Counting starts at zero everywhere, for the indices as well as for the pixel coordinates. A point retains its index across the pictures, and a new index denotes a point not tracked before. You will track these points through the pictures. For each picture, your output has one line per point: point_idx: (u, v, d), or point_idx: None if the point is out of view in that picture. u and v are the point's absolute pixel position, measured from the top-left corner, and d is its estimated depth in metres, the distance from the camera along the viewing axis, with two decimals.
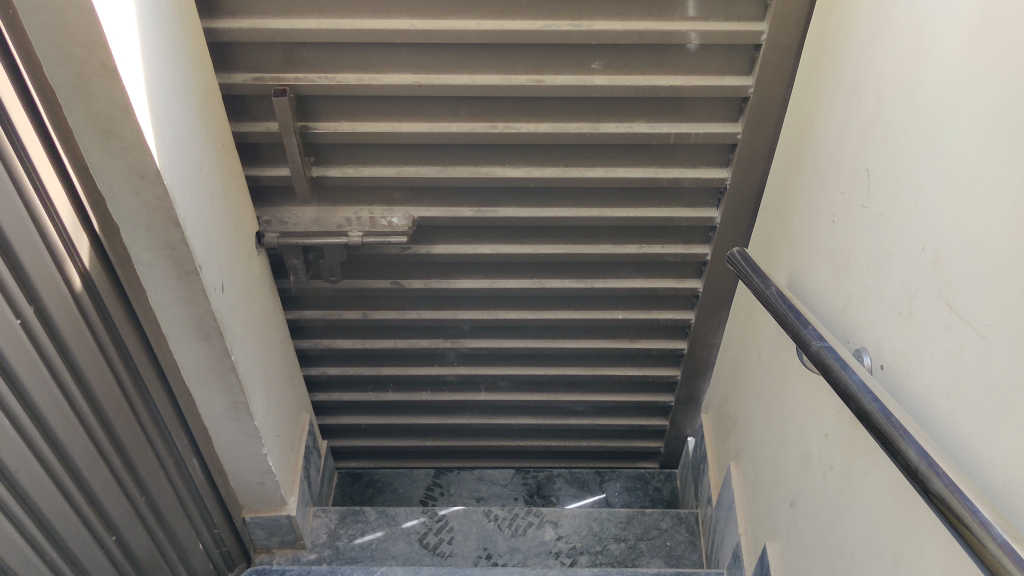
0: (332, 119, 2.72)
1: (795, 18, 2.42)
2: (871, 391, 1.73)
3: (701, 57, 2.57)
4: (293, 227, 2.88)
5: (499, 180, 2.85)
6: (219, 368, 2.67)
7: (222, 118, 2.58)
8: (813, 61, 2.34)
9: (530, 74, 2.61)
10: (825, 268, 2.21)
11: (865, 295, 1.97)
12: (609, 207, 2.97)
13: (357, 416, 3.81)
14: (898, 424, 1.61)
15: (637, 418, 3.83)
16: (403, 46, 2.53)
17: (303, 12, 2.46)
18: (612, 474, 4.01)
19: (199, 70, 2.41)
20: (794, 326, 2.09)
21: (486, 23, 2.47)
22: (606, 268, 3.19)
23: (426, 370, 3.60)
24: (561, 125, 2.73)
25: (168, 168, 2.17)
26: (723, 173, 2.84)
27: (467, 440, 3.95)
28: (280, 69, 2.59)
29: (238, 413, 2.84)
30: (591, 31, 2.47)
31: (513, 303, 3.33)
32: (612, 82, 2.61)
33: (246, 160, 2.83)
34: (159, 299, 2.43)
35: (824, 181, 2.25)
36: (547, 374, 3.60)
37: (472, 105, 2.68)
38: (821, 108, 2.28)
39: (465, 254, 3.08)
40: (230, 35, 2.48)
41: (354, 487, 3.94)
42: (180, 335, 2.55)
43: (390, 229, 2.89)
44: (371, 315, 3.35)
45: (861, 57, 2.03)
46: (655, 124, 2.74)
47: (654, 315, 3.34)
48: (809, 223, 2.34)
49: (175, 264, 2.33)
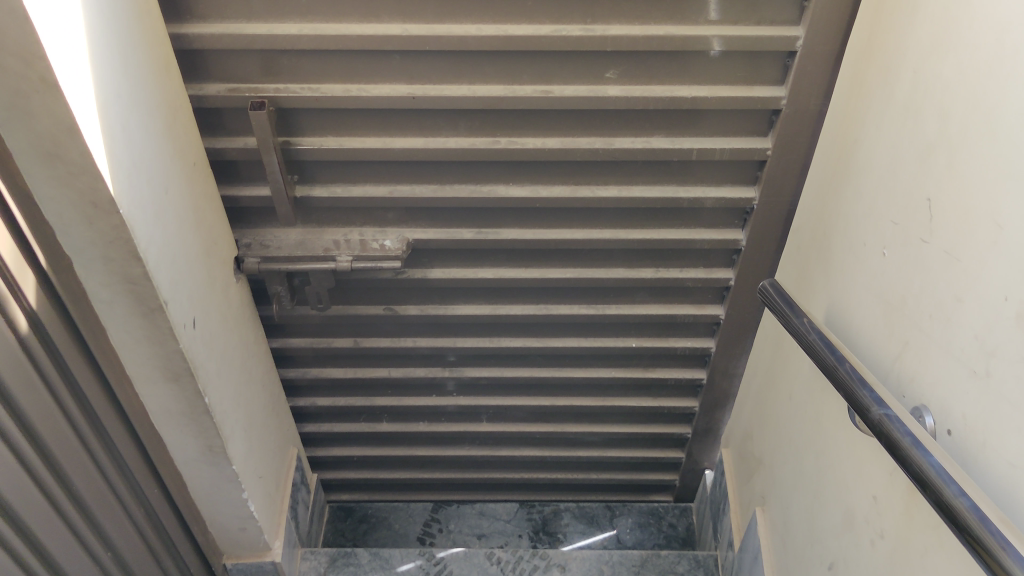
0: (317, 133, 2.45)
1: (835, 23, 2.16)
2: (954, 478, 1.43)
3: (728, 64, 2.30)
4: (276, 250, 2.62)
5: (502, 200, 2.57)
6: (192, 412, 2.40)
7: (194, 133, 2.32)
8: (857, 71, 2.07)
9: (536, 84, 2.34)
10: (873, 306, 1.95)
11: (927, 345, 1.70)
12: (623, 229, 2.70)
13: (349, 448, 3.55)
14: (996, 529, 1.31)
15: (650, 450, 3.56)
16: (395, 54, 2.26)
17: (283, 16, 2.19)
18: (623, 508, 3.74)
19: (165, 82, 2.14)
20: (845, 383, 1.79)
21: (487, 28, 2.20)
22: (619, 293, 2.92)
23: (424, 400, 3.34)
24: (571, 140, 2.46)
25: (125, 194, 1.90)
26: (750, 192, 2.57)
27: (467, 473, 3.68)
28: (258, 78, 2.33)
29: (214, 458, 2.57)
30: (605, 37, 2.20)
31: (516, 330, 3.06)
32: (629, 93, 2.33)
33: (222, 178, 2.56)
34: (121, 338, 2.17)
35: (870, 210, 1.99)
36: (553, 405, 3.32)
37: (472, 117, 2.41)
38: (867, 123, 2.01)
39: (464, 280, 2.81)
40: (201, 42, 2.21)
41: (346, 522, 3.68)
42: (147, 377, 2.28)
43: (383, 253, 2.63)
44: (363, 344, 3.09)
45: (920, 68, 1.76)
46: (674, 139, 2.47)
47: (670, 343, 3.07)
48: (852, 255, 2.07)
49: (138, 300, 2.07)
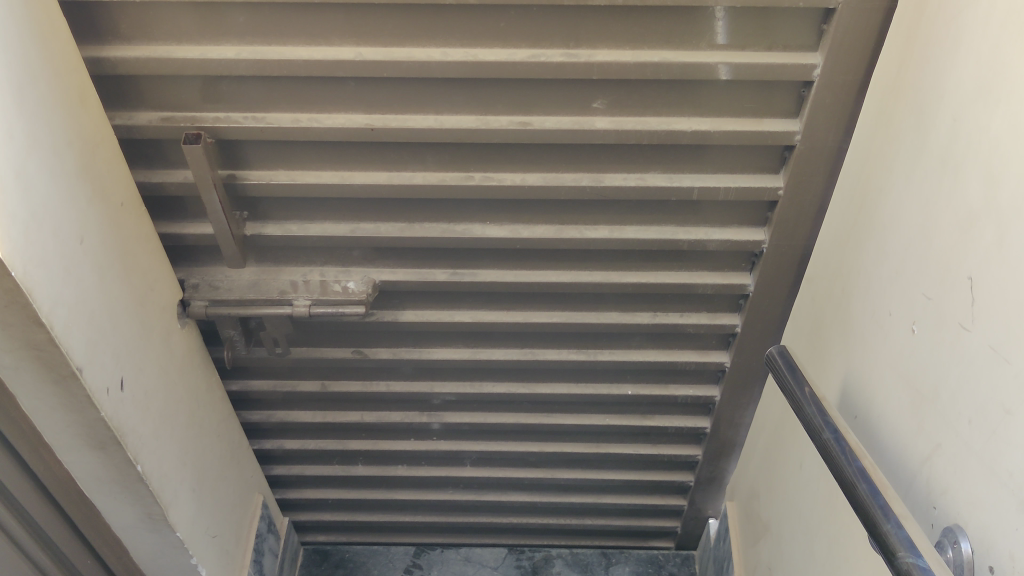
0: (266, 167, 2.16)
1: (860, 47, 1.85)
2: None
3: (733, 94, 1.99)
4: (226, 293, 2.35)
5: (478, 241, 2.28)
6: (125, 480, 2.12)
7: (120, 168, 2.04)
8: (885, 108, 1.76)
9: (513, 114, 2.04)
10: (898, 391, 1.65)
11: (965, 455, 1.40)
12: (616, 271, 2.40)
13: (323, 490, 3.28)
14: None
15: (650, 497, 3.28)
16: (350, 80, 1.97)
17: (219, 37, 1.91)
18: (620, 556, 3.46)
19: (78, 113, 1.85)
20: (866, 509, 1.50)
21: (455, 52, 1.91)
22: (613, 338, 2.63)
23: (401, 444, 3.07)
24: (555, 176, 2.16)
25: (18, 252, 1.60)
26: (758, 234, 2.27)
27: (452, 517, 3.39)
28: (195, 106, 2.04)
29: (155, 526, 2.29)
30: (591, 63, 1.90)
31: (501, 375, 2.79)
32: (619, 125, 2.03)
33: (163, 215, 2.29)
34: (33, 405, 1.89)
35: (898, 275, 1.68)
36: (542, 452, 3.05)
37: (441, 151, 2.11)
38: (896, 171, 1.71)
39: (439, 323, 2.52)
40: (125, 67, 1.93)
41: (321, 567, 3.42)
42: (69, 444, 2.01)
43: (345, 297, 2.34)
44: (332, 387, 2.82)
45: (962, 115, 1.45)
46: (673, 176, 2.16)
47: (670, 390, 2.80)
48: (876, 323, 1.77)
49: (47, 367, 1.79)
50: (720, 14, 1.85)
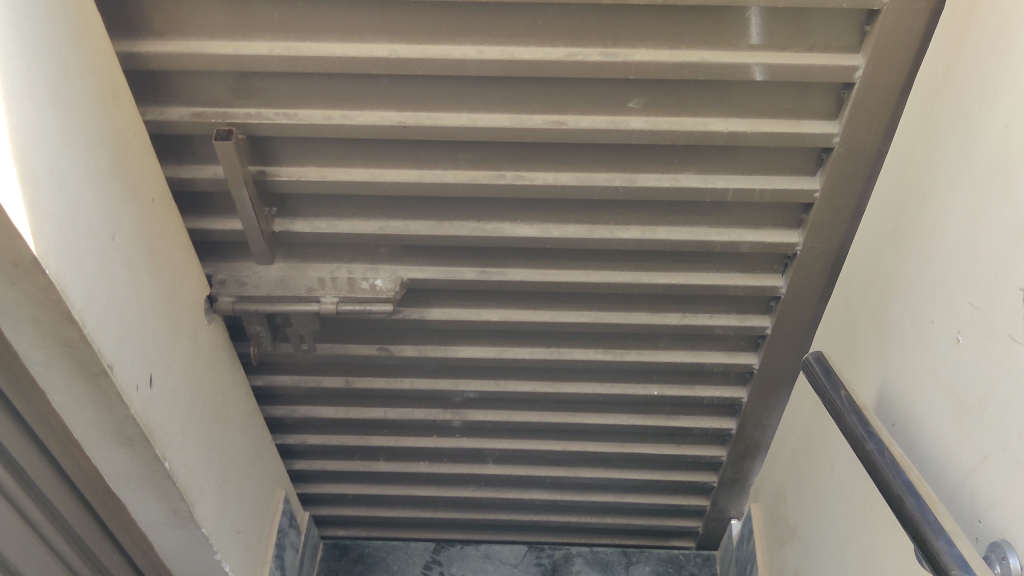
0: (296, 164, 2.14)
1: (904, 49, 1.82)
2: None
3: (771, 95, 1.96)
4: (253, 289, 2.33)
5: (508, 240, 2.26)
6: (152, 476, 2.11)
7: (152, 163, 2.03)
8: (931, 112, 1.73)
9: (548, 113, 2.01)
10: (940, 401, 1.63)
11: (1012, 468, 1.38)
12: (645, 272, 2.38)
13: (344, 485, 3.28)
14: None
15: (672, 497, 3.26)
16: (384, 77, 1.95)
17: (252, 33, 1.89)
18: (640, 555, 3.44)
19: (112, 108, 1.84)
20: (915, 524, 1.47)
21: (490, 50, 1.88)
22: (641, 338, 2.61)
23: (424, 440, 3.06)
24: (588, 175, 2.14)
25: (52, 250, 1.59)
26: (792, 237, 2.24)
27: (472, 514, 3.38)
28: (226, 102, 2.02)
29: (181, 521, 2.28)
30: (628, 62, 1.87)
31: (526, 373, 2.77)
32: (655, 126, 2.00)
33: (192, 210, 2.27)
34: (63, 401, 1.88)
35: (942, 282, 1.65)
36: (565, 450, 3.04)
37: (473, 149, 2.09)
38: (942, 177, 1.67)
39: (466, 321, 2.50)
40: (158, 62, 1.91)
41: (341, 562, 3.41)
42: (98, 441, 2.00)
43: (373, 295, 2.33)
44: (356, 383, 2.81)
45: (1015, 122, 1.42)
46: (708, 178, 2.14)
47: (697, 392, 2.77)
48: (916, 331, 1.75)
49: (78, 364, 1.78)
50: (753, 15, 1.82)
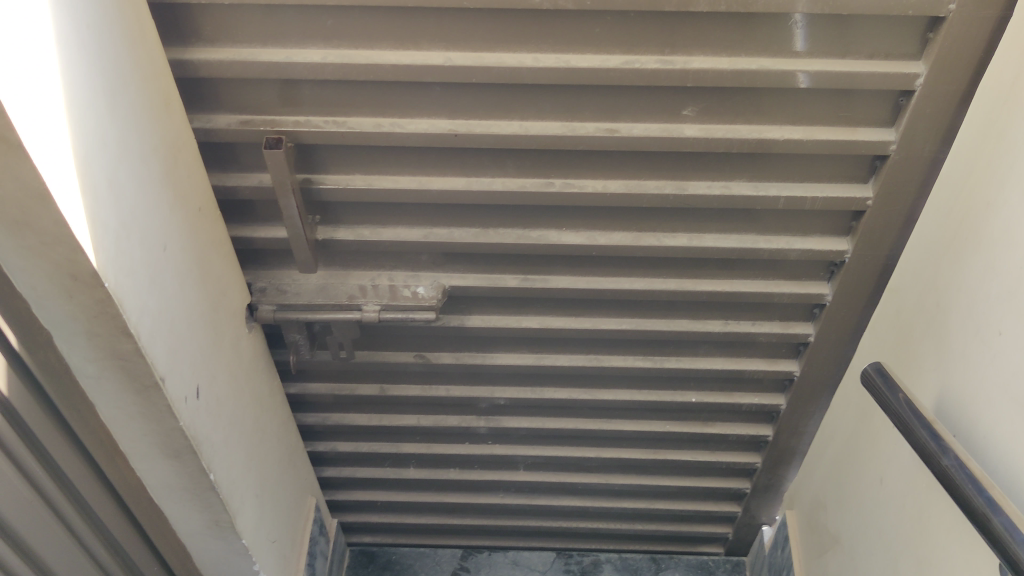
0: (342, 171, 2.12)
1: (966, 57, 1.80)
2: None
3: (827, 103, 1.94)
4: (294, 297, 2.30)
5: (554, 248, 2.23)
6: (196, 488, 2.08)
7: (198, 171, 2.00)
8: (998, 120, 1.70)
9: (600, 121, 1.99)
10: (1011, 415, 1.60)
11: None
12: (690, 279, 2.36)
13: (373, 492, 3.25)
14: None
15: (703, 503, 3.24)
16: (436, 85, 1.92)
17: (304, 41, 1.86)
18: (669, 562, 3.43)
19: (163, 117, 1.81)
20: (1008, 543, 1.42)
21: (546, 58, 1.86)
22: (681, 346, 2.59)
23: (456, 448, 3.03)
24: (637, 183, 2.11)
25: (111, 263, 1.56)
26: (841, 244, 2.22)
27: (500, 520, 3.36)
28: (275, 109, 1.99)
29: (223, 532, 2.25)
30: (687, 70, 1.85)
31: (563, 380, 2.75)
32: (709, 133, 1.98)
33: (234, 218, 2.24)
34: (112, 414, 1.85)
35: (1012, 293, 1.63)
36: (598, 457, 3.01)
37: (523, 156, 2.06)
38: (1010, 187, 1.65)
39: (506, 329, 2.48)
40: (209, 70, 1.88)
41: (368, 569, 3.39)
42: (144, 453, 1.97)
43: (415, 303, 2.31)
44: (391, 391, 2.78)
45: None
46: (759, 185, 2.11)
47: (735, 398, 2.76)
48: (981, 342, 1.72)
49: (129, 377, 1.75)
50: (800, 22, 1.80)
